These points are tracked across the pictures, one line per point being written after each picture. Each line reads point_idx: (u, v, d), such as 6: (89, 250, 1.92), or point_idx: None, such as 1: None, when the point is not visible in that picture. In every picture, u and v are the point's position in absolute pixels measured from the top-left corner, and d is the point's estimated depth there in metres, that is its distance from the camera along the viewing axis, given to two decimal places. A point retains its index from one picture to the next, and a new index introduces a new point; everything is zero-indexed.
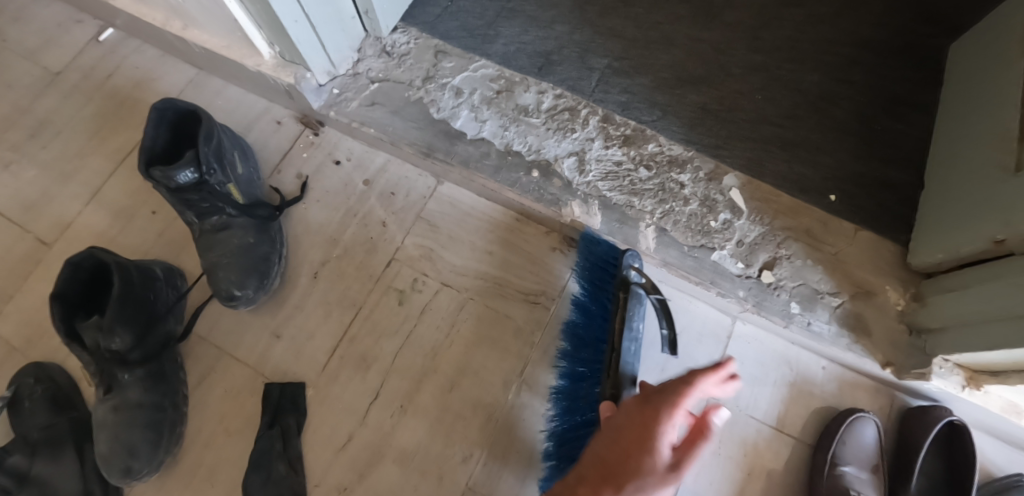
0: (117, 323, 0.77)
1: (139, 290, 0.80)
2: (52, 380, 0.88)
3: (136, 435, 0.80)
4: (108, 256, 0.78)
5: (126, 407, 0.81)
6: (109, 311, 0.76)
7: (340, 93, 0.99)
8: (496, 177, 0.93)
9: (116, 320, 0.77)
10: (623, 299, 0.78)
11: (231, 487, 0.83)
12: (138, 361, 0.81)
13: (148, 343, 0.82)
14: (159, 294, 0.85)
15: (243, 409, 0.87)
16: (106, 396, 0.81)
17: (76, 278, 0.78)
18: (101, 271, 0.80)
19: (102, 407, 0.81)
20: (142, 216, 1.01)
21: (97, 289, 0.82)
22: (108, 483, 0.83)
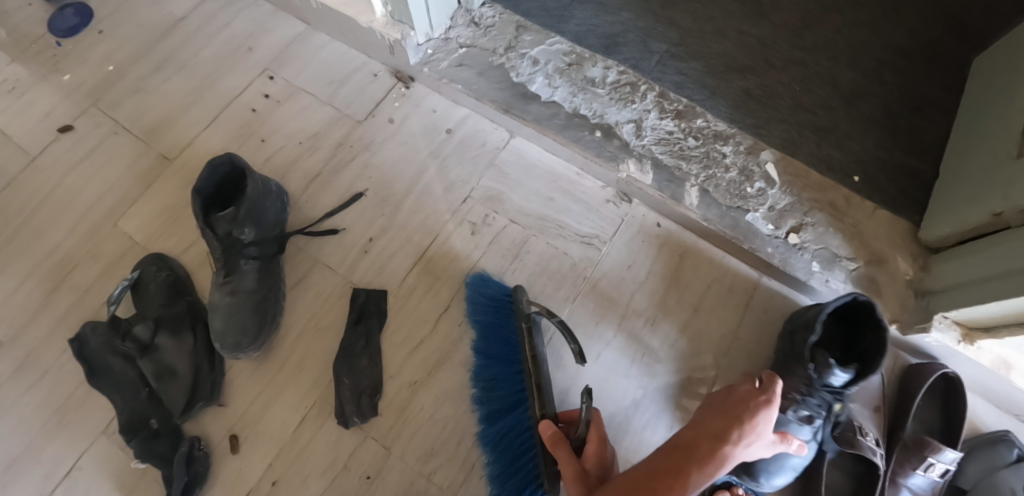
0: (246, 214, 0.92)
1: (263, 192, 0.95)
2: (172, 270, 1.03)
3: (246, 316, 0.95)
4: (241, 159, 0.94)
5: (242, 291, 0.95)
6: (243, 205, 0.92)
7: (433, 53, 1.14)
8: (564, 133, 1.07)
9: (247, 212, 0.92)
10: (523, 329, 0.89)
11: (320, 372, 0.98)
12: (256, 251, 0.96)
13: (264, 237, 0.98)
14: (272, 205, 0.99)
15: (332, 309, 1.01)
16: (225, 281, 0.95)
17: (211, 176, 0.92)
18: (235, 173, 0.96)
19: (220, 291, 0.95)
20: (251, 143, 1.15)
21: (223, 188, 0.96)
22: (214, 357, 0.98)
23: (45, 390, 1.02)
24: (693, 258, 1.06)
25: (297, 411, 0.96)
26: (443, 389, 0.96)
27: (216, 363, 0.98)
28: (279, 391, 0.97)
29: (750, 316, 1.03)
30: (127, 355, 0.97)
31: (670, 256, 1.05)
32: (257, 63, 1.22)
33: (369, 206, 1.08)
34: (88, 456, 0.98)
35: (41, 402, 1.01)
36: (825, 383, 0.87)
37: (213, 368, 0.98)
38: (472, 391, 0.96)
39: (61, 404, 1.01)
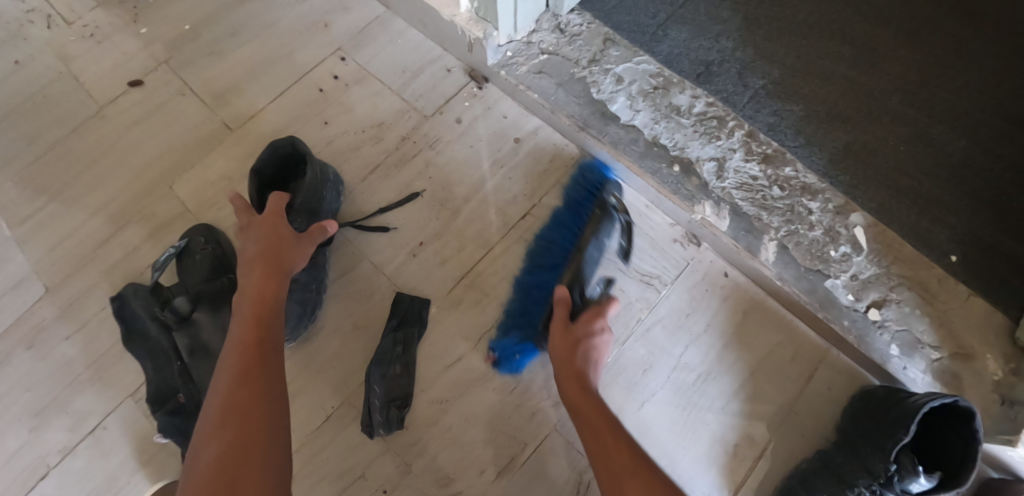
0: (303, 203, 0.90)
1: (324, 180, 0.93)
2: (217, 246, 1.01)
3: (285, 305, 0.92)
4: (302, 145, 0.91)
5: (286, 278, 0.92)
6: (300, 194, 0.89)
7: (513, 56, 1.09)
8: (640, 162, 1.00)
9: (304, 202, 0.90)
10: None
11: (351, 373, 0.95)
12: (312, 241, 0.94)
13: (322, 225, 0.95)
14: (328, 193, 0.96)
15: (372, 309, 0.98)
16: None
17: (272, 158, 0.90)
18: (296, 156, 0.92)
19: None
20: (315, 124, 1.12)
21: (285, 169, 0.94)
22: None
23: (80, 343, 1.02)
24: (757, 315, 0.99)
25: (321, 408, 0.93)
26: (473, 412, 0.93)
27: None
28: (305, 385, 0.94)
29: (811, 389, 0.95)
30: (163, 325, 0.95)
31: (733, 309, 0.99)
32: (333, 42, 1.18)
33: (424, 208, 1.04)
34: (113, 416, 0.98)
35: (75, 354, 1.01)
36: (903, 487, 0.79)
37: None
38: (503, 419, 0.92)
39: (95, 361, 1.01)
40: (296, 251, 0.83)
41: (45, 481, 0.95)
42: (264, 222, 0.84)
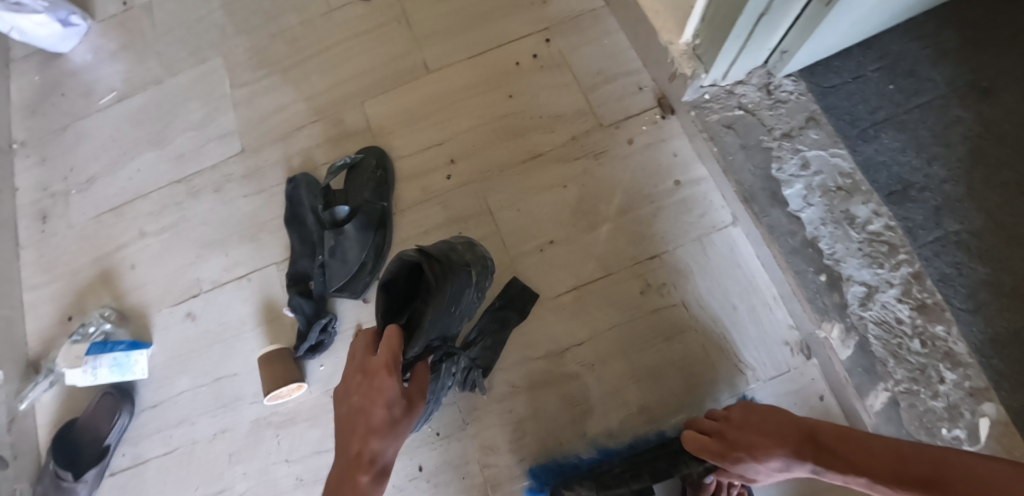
0: (430, 324, 0.81)
1: (452, 291, 0.86)
2: (386, 171, 1.13)
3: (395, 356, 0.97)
4: (423, 259, 0.80)
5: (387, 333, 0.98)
6: (424, 325, 0.79)
7: (709, 100, 1.07)
8: (788, 258, 0.98)
9: (439, 317, 0.84)
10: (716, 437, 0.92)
11: None
12: (449, 335, 0.92)
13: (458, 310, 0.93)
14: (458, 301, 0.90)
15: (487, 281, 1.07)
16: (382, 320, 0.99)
17: (398, 266, 0.83)
18: (408, 262, 0.82)
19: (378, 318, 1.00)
20: (500, 93, 1.18)
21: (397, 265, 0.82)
22: (377, 262, 1.07)
23: (247, 203, 1.19)
24: None
25: None
26: (534, 407, 1.01)
27: (376, 267, 1.07)
28: None
29: None
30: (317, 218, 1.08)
31: None
32: (544, 19, 1.21)
33: (567, 212, 1.09)
34: (259, 272, 1.13)
35: (243, 211, 1.19)
36: None
37: (372, 272, 1.08)
38: (557, 426, 1.00)
39: (257, 223, 1.17)
40: (389, 436, 0.73)
41: (195, 299, 1.14)
42: (368, 379, 0.74)
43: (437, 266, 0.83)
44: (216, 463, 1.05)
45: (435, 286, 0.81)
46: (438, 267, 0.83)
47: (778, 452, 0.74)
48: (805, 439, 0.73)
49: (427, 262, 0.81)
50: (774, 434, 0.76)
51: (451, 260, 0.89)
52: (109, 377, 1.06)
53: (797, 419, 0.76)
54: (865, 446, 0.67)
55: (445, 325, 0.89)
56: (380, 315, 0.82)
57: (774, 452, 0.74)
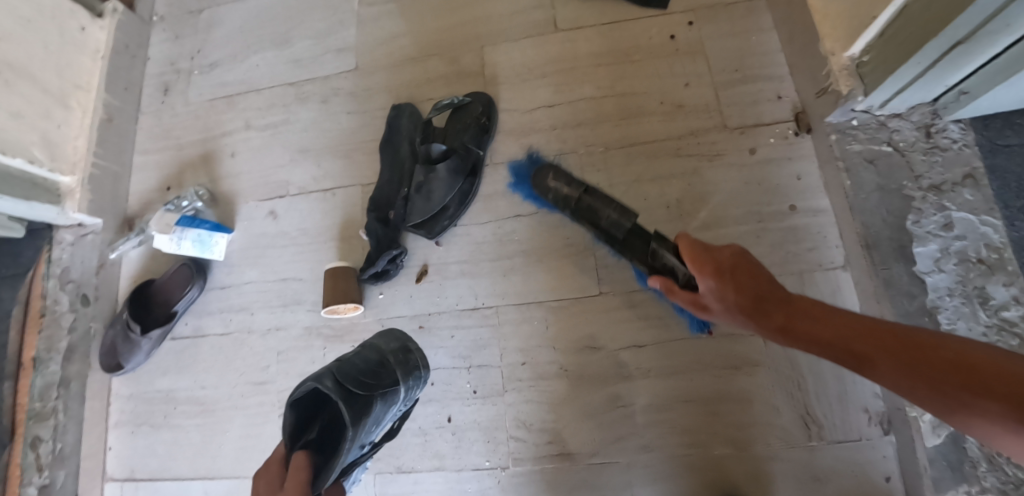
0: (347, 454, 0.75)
1: (376, 415, 0.81)
2: (489, 119, 1.10)
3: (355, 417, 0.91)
4: (335, 392, 0.75)
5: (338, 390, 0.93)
6: (341, 452, 0.72)
7: (856, 126, 0.96)
8: (897, 321, 0.88)
9: (357, 444, 0.77)
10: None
11: (508, 290, 1.01)
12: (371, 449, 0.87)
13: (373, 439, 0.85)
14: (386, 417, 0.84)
15: (561, 256, 1.01)
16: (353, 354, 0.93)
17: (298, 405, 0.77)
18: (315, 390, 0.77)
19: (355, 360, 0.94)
20: (626, 69, 1.11)
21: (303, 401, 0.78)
22: (459, 208, 1.05)
23: (346, 119, 1.19)
24: None
25: (473, 301, 1.02)
26: (574, 397, 0.96)
27: (457, 213, 1.05)
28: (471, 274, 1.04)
29: None
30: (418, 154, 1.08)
31: None
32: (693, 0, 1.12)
33: (662, 209, 1.03)
34: (344, 190, 1.14)
35: (341, 126, 1.18)
36: None
37: (453, 217, 1.05)
38: (593, 421, 0.95)
39: (352, 141, 1.17)
40: None
41: (281, 200, 1.16)
42: None
43: (353, 396, 0.78)
44: (263, 357, 1.08)
45: (354, 419, 0.75)
46: (357, 398, 0.78)
47: (703, 281, 0.74)
48: (773, 305, 0.68)
49: (342, 395, 0.76)
50: (720, 264, 0.73)
51: (378, 379, 0.84)
52: (190, 250, 1.11)
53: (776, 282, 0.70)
54: (841, 320, 0.63)
55: (361, 453, 0.81)
56: (283, 444, 0.74)
57: (733, 307, 0.71)
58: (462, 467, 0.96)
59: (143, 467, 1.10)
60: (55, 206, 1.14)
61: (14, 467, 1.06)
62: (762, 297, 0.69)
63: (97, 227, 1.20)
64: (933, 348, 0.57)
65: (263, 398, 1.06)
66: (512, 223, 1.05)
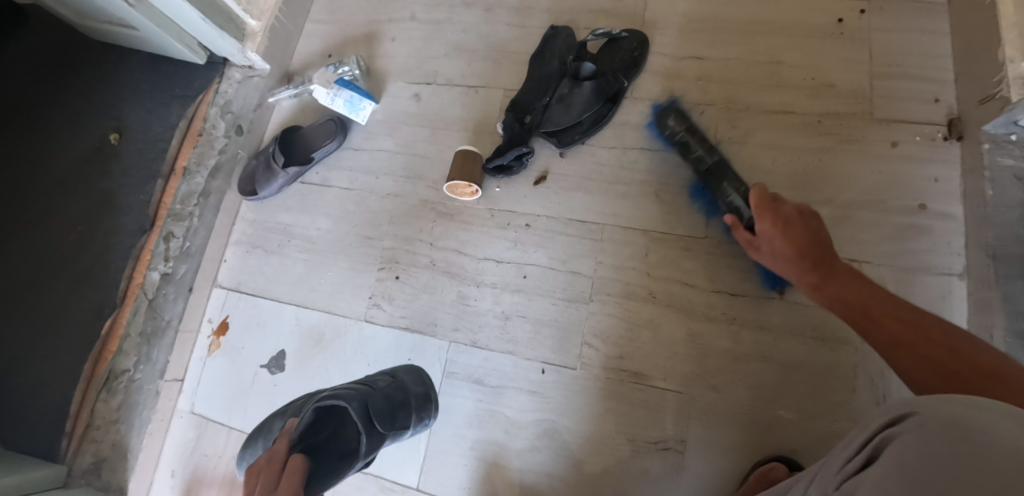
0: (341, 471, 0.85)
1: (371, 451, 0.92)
2: (641, 55, 1.13)
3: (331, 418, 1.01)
4: (361, 420, 0.89)
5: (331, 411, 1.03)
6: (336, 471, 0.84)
7: (1014, 141, 0.93)
8: (1005, 336, 0.87)
9: (342, 474, 0.86)
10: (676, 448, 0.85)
11: (617, 215, 1.07)
12: None
13: None
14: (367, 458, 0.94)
15: (676, 197, 1.06)
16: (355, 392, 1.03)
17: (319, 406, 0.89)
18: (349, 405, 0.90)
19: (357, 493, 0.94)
20: (785, 38, 1.11)
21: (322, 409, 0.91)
22: (590, 129, 1.10)
23: (501, 26, 1.24)
24: None
25: (581, 215, 1.08)
26: (655, 324, 1.00)
27: (587, 132, 1.10)
28: (586, 191, 1.09)
29: None
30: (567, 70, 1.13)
31: None
32: None
33: (785, 178, 1.03)
34: (484, 90, 1.21)
35: (495, 33, 1.25)
36: None
37: (583, 134, 1.10)
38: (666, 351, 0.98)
39: (502, 49, 1.23)
40: None
41: (426, 87, 1.24)
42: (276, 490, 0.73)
43: (370, 427, 0.91)
44: (377, 216, 1.18)
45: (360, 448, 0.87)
46: (372, 429, 0.91)
47: (762, 221, 0.85)
48: (807, 261, 0.79)
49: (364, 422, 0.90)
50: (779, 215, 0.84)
51: (393, 419, 0.94)
52: (340, 109, 1.22)
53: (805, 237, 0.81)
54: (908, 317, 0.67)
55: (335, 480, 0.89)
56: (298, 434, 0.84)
57: (777, 254, 0.84)
58: (533, 356, 1.03)
59: (248, 283, 1.22)
60: (238, 43, 1.27)
61: (147, 250, 1.22)
62: (807, 253, 0.80)
63: (264, 73, 1.33)
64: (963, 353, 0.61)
65: (368, 251, 1.16)
66: (636, 155, 1.09)
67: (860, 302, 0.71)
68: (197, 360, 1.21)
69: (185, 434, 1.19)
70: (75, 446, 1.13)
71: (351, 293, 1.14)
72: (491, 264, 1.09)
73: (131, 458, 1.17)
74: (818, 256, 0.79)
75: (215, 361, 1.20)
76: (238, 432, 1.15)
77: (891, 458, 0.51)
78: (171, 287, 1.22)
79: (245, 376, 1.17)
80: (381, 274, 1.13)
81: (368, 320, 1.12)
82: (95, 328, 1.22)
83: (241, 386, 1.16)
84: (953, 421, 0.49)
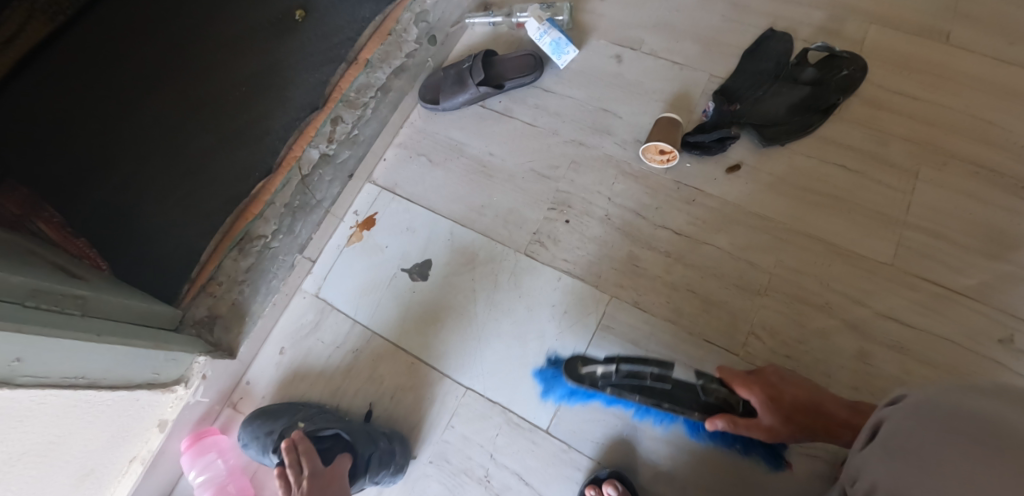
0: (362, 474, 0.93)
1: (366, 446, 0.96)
2: (858, 76, 1.13)
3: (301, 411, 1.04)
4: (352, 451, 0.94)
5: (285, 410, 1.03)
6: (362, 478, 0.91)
7: None
8: None
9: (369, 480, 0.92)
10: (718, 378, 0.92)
11: (804, 219, 1.07)
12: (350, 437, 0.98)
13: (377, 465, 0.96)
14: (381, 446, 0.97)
15: (867, 221, 1.06)
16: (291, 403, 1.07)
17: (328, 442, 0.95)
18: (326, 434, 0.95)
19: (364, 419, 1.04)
20: (1004, 102, 1.11)
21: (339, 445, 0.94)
22: (795, 132, 1.10)
23: (716, 17, 1.25)
24: None
25: (769, 211, 1.08)
26: (825, 334, 1.00)
27: (792, 134, 1.10)
28: (776, 190, 1.09)
29: None
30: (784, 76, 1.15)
31: None
32: None
33: (981, 231, 1.03)
34: (687, 70, 1.21)
35: (708, 20, 1.25)
36: None
37: (787, 136, 1.10)
38: (833, 363, 0.98)
39: (714, 37, 1.23)
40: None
41: (629, 52, 1.25)
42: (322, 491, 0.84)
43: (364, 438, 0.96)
44: (556, 157, 1.16)
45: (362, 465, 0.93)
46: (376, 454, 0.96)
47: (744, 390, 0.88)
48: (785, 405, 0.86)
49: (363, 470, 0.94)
50: (756, 378, 0.89)
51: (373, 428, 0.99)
52: (545, 48, 1.21)
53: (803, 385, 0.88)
54: (806, 388, 0.87)
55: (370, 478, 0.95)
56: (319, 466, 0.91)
57: (775, 431, 0.86)
58: (695, 331, 1.02)
59: (404, 186, 1.20)
60: None
61: (313, 126, 1.20)
62: (807, 406, 0.86)
63: None
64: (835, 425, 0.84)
65: (539, 188, 1.15)
66: (833, 169, 1.10)
67: (819, 421, 0.85)
68: (335, 247, 1.18)
69: (301, 317, 1.14)
70: (193, 294, 1.08)
71: (514, 223, 1.13)
72: (668, 234, 1.08)
73: (248, 322, 1.11)
74: (811, 404, 0.85)
75: (352, 252, 1.17)
76: (360, 327, 1.11)
77: (887, 436, 0.61)
78: (328, 169, 1.18)
79: (382, 274, 1.14)
80: (550, 214, 1.12)
81: (528, 254, 1.10)
82: (243, 186, 1.20)
83: (377, 281, 1.14)
84: (948, 401, 0.57)
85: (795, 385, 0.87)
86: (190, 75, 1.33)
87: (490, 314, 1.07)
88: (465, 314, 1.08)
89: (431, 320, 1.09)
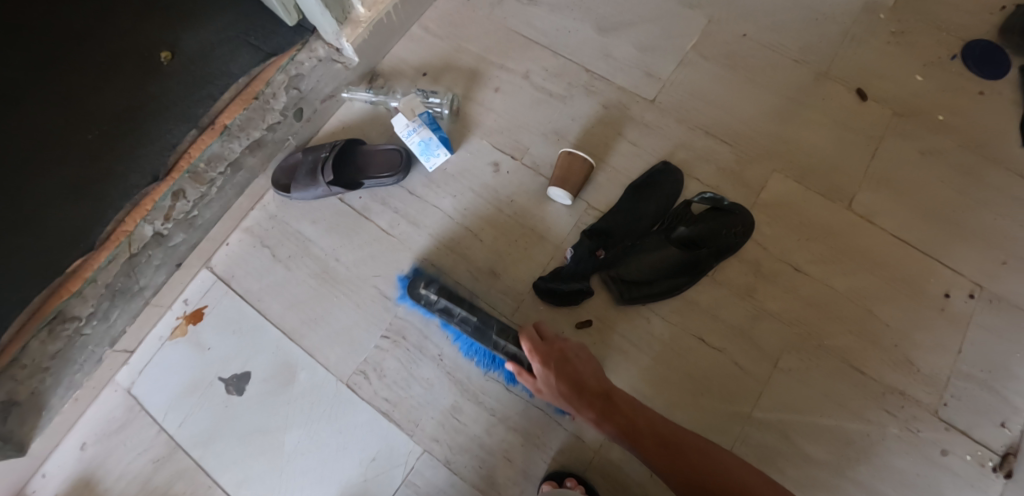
0: None
1: None
2: (739, 236, 1.03)
3: None
4: None
5: None
6: None
7: None
8: None
9: None
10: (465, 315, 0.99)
11: (647, 393, 0.99)
12: None
13: None
14: None
15: (711, 404, 0.98)
16: None
17: None
18: None
19: None
20: (884, 291, 1.04)
21: None
22: (658, 294, 1.01)
23: (612, 136, 1.14)
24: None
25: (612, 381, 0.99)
26: None
27: (654, 297, 1.01)
28: (625, 354, 1.00)
29: None
30: (658, 228, 1.05)
31: None
32: (988, 279, 1.04)
33: (827, 439, 0.97)
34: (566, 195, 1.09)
35: (603, 138, 1.14)
36: None
37: (650, 297, 1.01)
38: None
39: (604, 158, 1.12)
40: None
41: (511, 160, 1.13)
42: None
43: None
44: (403, 276, 1.07)
45: None
46: None
47: (535, 361, 0.85)
48: (601, 398, 0.83)
49: None
50: (546, 349, 0.86)
51: None
52: (412, 146, 1.07)
53: (600, 373, 0.86)
54: (653, 422, 0.82)
55: None
56: None
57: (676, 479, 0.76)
58: None
59: (241, 279, 1.11)
60: (336, 26, 1.11)
61: (152, 198, 1.04)
62: (575, 384, 0.84)
63: (349, 64, 1.18)
64: (723, 466, 0.76)
65: (379, 310, 1.06)
66: (690, 342, 1.01)
67: (695, 455, 0.78)
68: (157, 338, 1.10)
69: (111, 412, 1.07)
70: None
71: (345, 346, 1.04)
72: (500, 389, 1.00)
73: (44, 417, 1.01)
74: (605, 392, 0.84)
75: (174, 348, 1.08)
76: (166, 436, 1.04)
77: None
78: (158, 251, 1.07)
79: (200, 378, 1.06)
80: (383, 344, 1.04)
81: (349, 386, 1.02)
82: None
83: (193, 386, 1.06)
84: None
85: (570, 364, 0.86)
86: (20, 100, 1.11)
87: (296, 448, 1.00)
88: (275, 441, 1.01)
89: (238, 442, 1.02)
